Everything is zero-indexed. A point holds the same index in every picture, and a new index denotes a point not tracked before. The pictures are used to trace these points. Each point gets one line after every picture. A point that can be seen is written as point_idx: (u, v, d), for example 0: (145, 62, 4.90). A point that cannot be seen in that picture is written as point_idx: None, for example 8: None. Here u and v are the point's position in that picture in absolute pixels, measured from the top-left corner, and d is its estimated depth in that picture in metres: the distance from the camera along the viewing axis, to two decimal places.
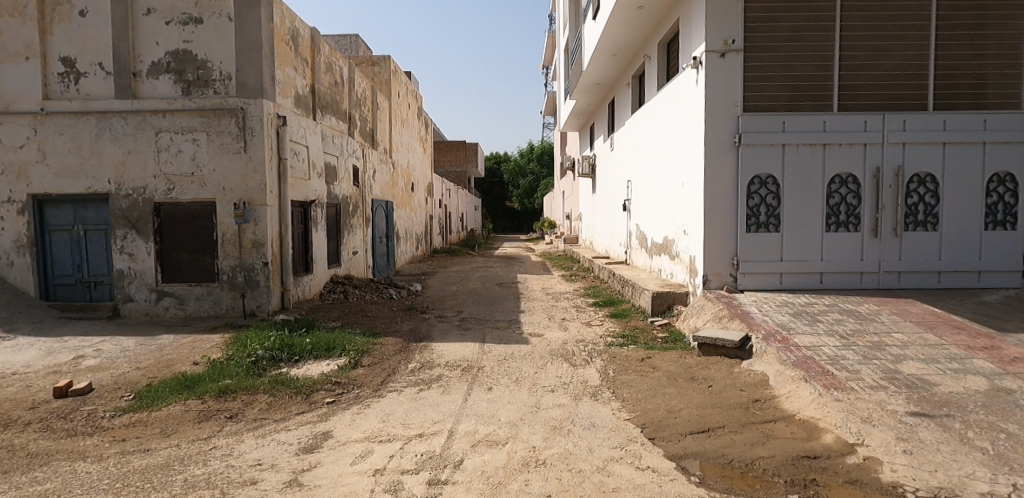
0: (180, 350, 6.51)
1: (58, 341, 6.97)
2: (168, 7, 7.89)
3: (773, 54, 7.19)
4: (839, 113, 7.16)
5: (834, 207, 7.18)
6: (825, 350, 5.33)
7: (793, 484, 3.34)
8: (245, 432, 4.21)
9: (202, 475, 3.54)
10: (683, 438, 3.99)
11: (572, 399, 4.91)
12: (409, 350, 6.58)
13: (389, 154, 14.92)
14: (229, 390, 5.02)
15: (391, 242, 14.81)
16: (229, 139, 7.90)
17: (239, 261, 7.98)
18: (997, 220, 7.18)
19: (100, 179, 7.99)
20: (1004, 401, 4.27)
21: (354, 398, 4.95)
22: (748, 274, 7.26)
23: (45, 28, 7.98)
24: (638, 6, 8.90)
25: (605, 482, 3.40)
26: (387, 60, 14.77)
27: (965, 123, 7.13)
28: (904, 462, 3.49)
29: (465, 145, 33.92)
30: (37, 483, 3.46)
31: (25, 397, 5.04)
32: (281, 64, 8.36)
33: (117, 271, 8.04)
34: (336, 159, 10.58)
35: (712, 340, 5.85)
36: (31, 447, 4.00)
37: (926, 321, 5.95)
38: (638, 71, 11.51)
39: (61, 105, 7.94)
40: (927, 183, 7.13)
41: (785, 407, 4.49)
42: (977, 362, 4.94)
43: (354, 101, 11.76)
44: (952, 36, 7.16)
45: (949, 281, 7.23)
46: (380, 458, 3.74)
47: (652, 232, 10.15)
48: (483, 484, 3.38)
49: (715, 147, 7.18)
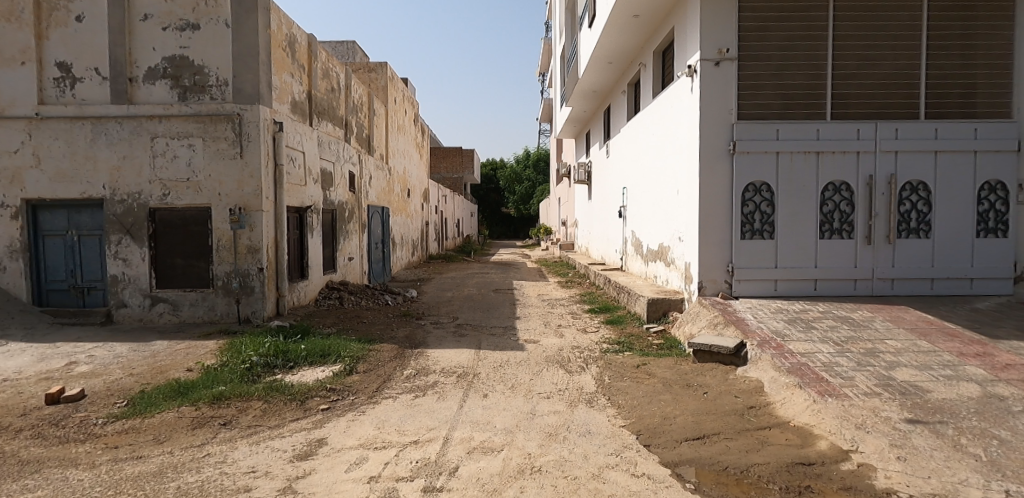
0: (174, 356, 6.48)
1: (51, 347, 6.93)
2: (165, 13, 7.90)
3: (766, 62, 7.25)
4: (832, 121, 7.23)
5: (828, 214, 7.22)
6: (819, 356, 5.35)
7: (788, 491, 3.34)
8: (239, 439, 4.19)
9: (195, 482, 3.51)
10: (679, 445, 4.00)
11: (568, 405, 4.92)
12: (405, 356, 6.57)
13: (386, 159, 14.95)
14: (223, 396, 5.01)
15: (387, 248, 14.78)
16: (226, 145, 7.91)
17: (234, 267, 7.96)
18: (988, 227, 7.23)
19: (95, 184, 7.96)
20: (996, 407, 4.30)
21: (349, 405, 4.94)
22: (744, 281, 7.28)
23: (41, 32, 7.98)
24: (633, 15, 8.98)
25: (601, 489, 3.40)
26: (384, 67, 14.85)
27: (955, 131, 7.21)
28: (898, 469, 3.50)
29: (462, 152, 33.96)
30: (29, 491, 3.44)
31: (16, 403, 5.00)
32: (278, 70, 8.38)
33: (111, 277, 8.01)
34: (332, 165, 10.56)
35: (707, 347, 5.89)
36: (23, 454, 3.97)
37: (920, 328, 5.98)
38: (634, 79, 11.55)
39: (56, 109, 7.91)
40: (919, 190, 7.18)
41: (780, 413, 4.51)
42: (969, 369, 4.98)
43: (351, 108, 11.80)
44: (943, 46, 7.25)
45: (941, 288, 7.28)
46: (375, 465, 3.73)
47: (648, 238, 10.17)
48: (478, 490, 3.38)
49: (710, 154, 7.23)
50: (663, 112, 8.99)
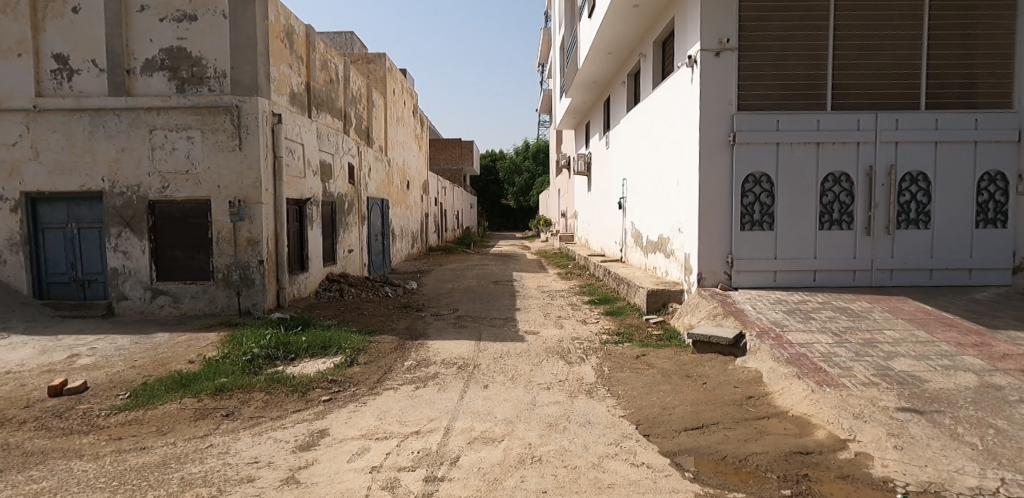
0: (176, 349, 6.50)
1: (53, 339, 6.95)
2: (161, 4, 7.86)
3: (765, 53, 7.22)
4: (832, 112, 7.21)
5: (828, 205, 7.23)
6: (818, 346, 5.38)
7: (787, 479, 3.37)
8: (242, 430, 4.22)
9: (199, 473, 3.55)
10: (678, 435, 4.03)
11: (568, 396, 4.94)
12: (405, 348, 6.59)
13: (385, 150, 14.92)
14: (226, 387, 5.03)
15: (387, 240, 14.78)
16: (224, 137, 7.89)
17: (235, 259, 7.96)
18: (987, 218, 7.25)
19: (94, 177, 7.95)
20: (994, 396, 4.33)
21: (351, 396, 4.97)
22: (742, 272, 7.30)
23: (38, 24, 7.93)
24: (634, 4, 8.91)
25: (601, 478, 3.43)
26: (382, 58, 14.76)
27: (957, 121, 7.20)
28: (896, 458, 3.54)
29: (461, 143, 33.82)
30: (34, 481, 3.47)
31: (19, 395, 5.03)
32: (276, 61, 8.34)
33: (112, 270, 8.02)
34: (331, 157, 10.56)
35: (707, 338, 5.91)
36: (27, 446, 3.99)
37: (918, 318, 6.01)
38: (633, 69, 11.48)
39: (54, 102, 7.90)
40: (920, 181, 7.19)
41: (779, 403, 4.54)
42: (967, 359, 5.00)
43: (350, 99, 11.75)
44: (943, 36, 7.23)
45: (940, 279, 7.30)
46: (377, 455, 3.76)
47: (647, 230, 10.20)
48: (480, 480, 3.41)
49: (710, 145, 7.22)
50: (662, 103, 9.00)
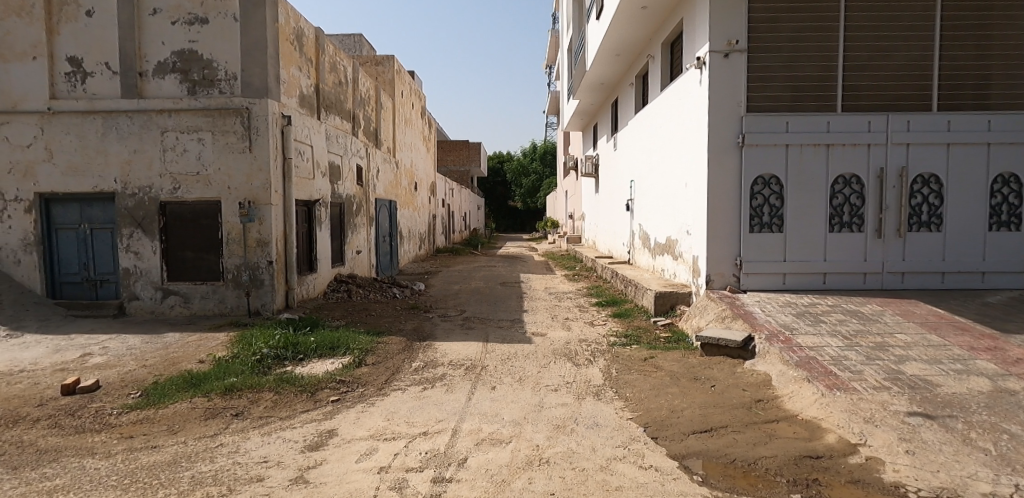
0: (186, 348, 6.56)
1: (66, 338, 7.01)
2: (173, 7, 7.94)
3: (776, 55, 7.19)
4: (843, 113, 7.16)
5: (838, 207, 7.18)
6: (827, 350, 5.34)
7: (796, 484, 3.35)
8: (251, 430, 4.25)
9: (209, 472, 3.57)
10: (686, 438, 4.01)
11: (576, 398, 4.93)
12: (413, 349, 6.61)
13: (393, 152, 14.93)
14: (235, 387, 5.07)
15: (395, 241, 14.83)
16: (234, 139, 7.95)
17: (244, 260, 8.03)
18: (1001, 221, 7.18)
19: (106, 178, 8.04)
20: (1007, 402, 4.28)
21: (359, 397, 4.98)
22: (752, 275, 7.26)
23: (52, 28, 8.03)
24: (641, 6, 8.90)
25: (608, 481, 3.42)
26: (391, 60, 14.81)
27: (970, 123, 7.13)
28: (907, 463, 3.50)
29: (468, 145, 33.81)
30: (47, 479, 3.51)
31: (32, 394, 5.07)
32: (286, 64, 8.39)
33: (124, 270, 8.10)
34: (340, 158, 10.61)
35: (715, 340, 5.87)
36: (41, 443, 4.04)
37: (929, 321, 5.96)
38: (642, 71, 11.50)
39: (68, 104, 8.00)
40: (932, 183, 7.13)
41: (788, 407, 4.50)
42: (980, 363, 4.95)
43: (358, 101, 11.78)
44: (958, 37, 7.15)
45: (952, 282, 7.22)
46: (385, 456, 3.77)
47: (655, 232, 10.18)
48: (487, 481, 3.41)
49: (718, 148, 7.19)
50: (670, 105, 8.99)
